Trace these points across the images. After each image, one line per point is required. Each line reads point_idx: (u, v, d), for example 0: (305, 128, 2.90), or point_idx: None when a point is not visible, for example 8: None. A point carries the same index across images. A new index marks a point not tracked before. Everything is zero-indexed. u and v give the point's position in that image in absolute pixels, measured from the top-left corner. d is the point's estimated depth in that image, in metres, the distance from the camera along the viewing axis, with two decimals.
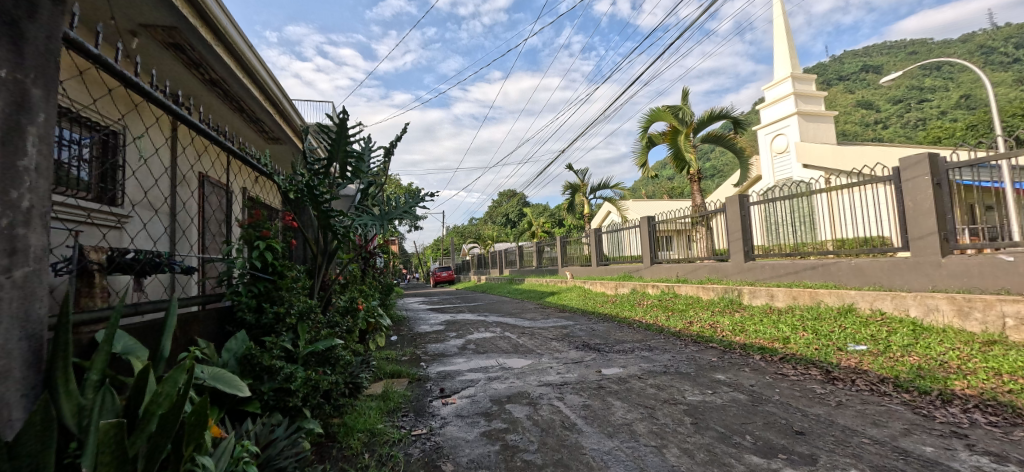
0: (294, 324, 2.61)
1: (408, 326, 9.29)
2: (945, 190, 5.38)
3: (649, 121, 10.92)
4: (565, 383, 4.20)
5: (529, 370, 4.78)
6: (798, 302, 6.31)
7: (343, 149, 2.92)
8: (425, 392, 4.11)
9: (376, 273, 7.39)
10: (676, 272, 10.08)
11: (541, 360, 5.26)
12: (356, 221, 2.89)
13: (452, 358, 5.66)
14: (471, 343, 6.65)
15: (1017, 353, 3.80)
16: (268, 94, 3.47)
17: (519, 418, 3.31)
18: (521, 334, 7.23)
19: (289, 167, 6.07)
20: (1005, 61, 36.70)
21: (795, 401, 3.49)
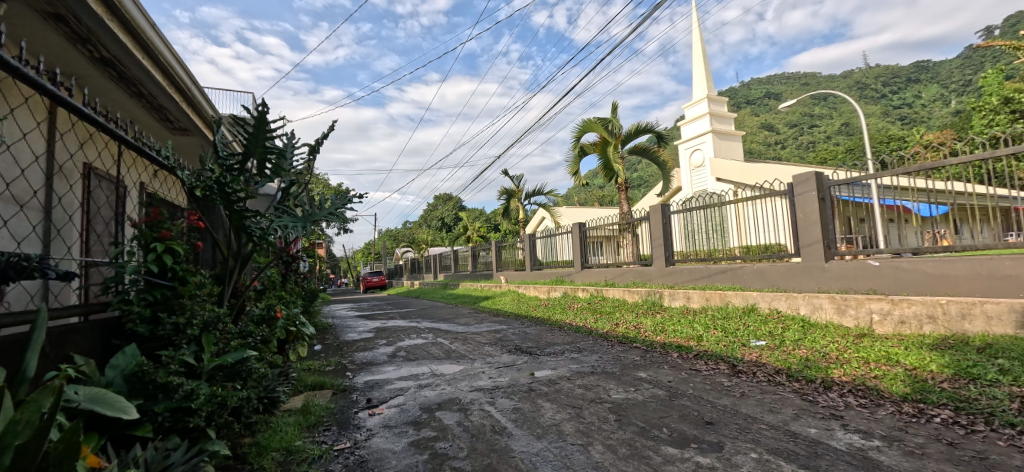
0: (197, 335, 2.38)
1: (335, 333, 8.86)
2: (828, 205, 6.15)
3: (581, 132, 11.37)
4: (497, 387, 4.25)
5: (461, 376, 4.78)
6: (710, 303, 6.86)
7: (261, 145, 2.77)
8: (350, 404, 3.97)
9: (299, 278, 6.98)
10: (604, 276, 10.55)
11: (473, 365, 5.28)
12: (274, 222, 2.73)
13: (381, 366, 5.50)
14: (401, 350, 6.51)
15: (881, 344, 4.44)
16: (173, 79, 3.17)
17: (449, 425, 3.30)
18: (454, 340, 7.20)
19: (198, 162, 5.59)
20: (878, 97, 42.66)
21: (706, 394, 3.80)
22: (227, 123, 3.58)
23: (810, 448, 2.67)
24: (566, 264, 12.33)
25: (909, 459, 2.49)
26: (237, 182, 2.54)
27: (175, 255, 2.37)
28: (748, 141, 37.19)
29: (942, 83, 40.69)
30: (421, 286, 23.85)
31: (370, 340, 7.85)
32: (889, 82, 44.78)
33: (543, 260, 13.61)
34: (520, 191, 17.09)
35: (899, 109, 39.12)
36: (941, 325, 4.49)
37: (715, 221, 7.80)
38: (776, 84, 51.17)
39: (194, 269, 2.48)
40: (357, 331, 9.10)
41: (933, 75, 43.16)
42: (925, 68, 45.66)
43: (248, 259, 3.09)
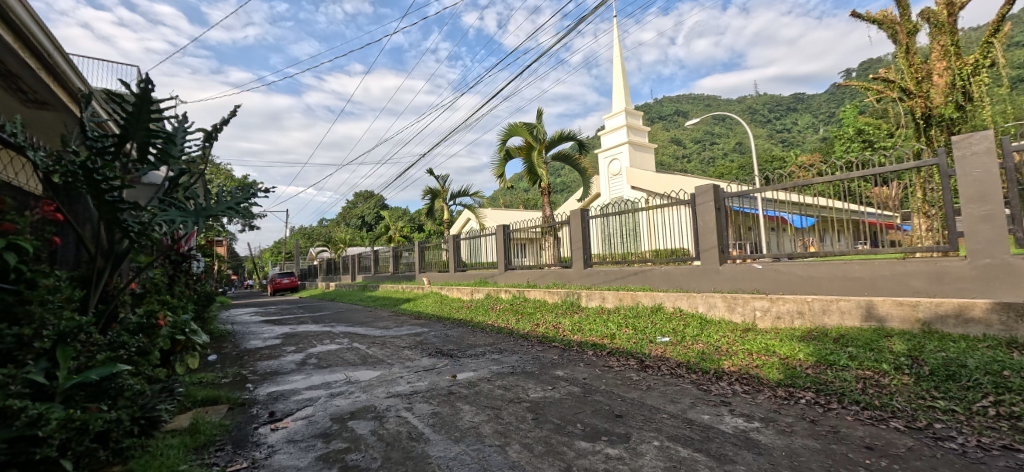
0: (49, 347, 2.03)
1: (234, 341, 8.10)
2: (723, 214, 6.86)
3: (507, 135, 11.55)
4: (414, 392, 4.18)
5: (377, 382, 4.64)
6: (622, 303, 7.30)
7: (144, 126, 2.49)
8: (249, 419, 3.68)
9: (192, 280, 6.29)
10: (526, 278, 10.81)
11: (391, 370, 5.14)
12: (157, 216, 2.49)
13: (289, 375, 5.14)
14: (312, 357, 6.15)
15: (762, 337, 5.04)
16: (31, 45, 2.76)
17: (362, 435, 3.19)
18: (372, 344, 6.94)
19: (56, 143, 4.85)
20: (767, 121, 48.28)
21: (616, 388, 4.06)
22: (99, 99, 3.22)
23: (703, 433, 2.97)
24: (489, 265, 12.42)
25: (782, 437, 2.85)
26: (109, 168, 2.26)
27: (20, 253, 2.02)
28: (660, 154, 40.12)
29: (816, 113, 47.13)
30: (338, 288, 22.62)
31: (276, 347, 7.29)
32: (775, 109, 50.96)
33: (467, 262, 13.60)
34: (445, 192, 16.90)
35: (782, 134, 44.65)
36: (808, 319, 5.20)
37: (629, 226, 8.33)
38: (685, 103, 55.90)
39: (44, 271, 2.13)
40: (261, 338, 8.40)
41: (809, 105, 49.84)
42: (803, 99, 52.56)
43: (121, 257, 2.78)
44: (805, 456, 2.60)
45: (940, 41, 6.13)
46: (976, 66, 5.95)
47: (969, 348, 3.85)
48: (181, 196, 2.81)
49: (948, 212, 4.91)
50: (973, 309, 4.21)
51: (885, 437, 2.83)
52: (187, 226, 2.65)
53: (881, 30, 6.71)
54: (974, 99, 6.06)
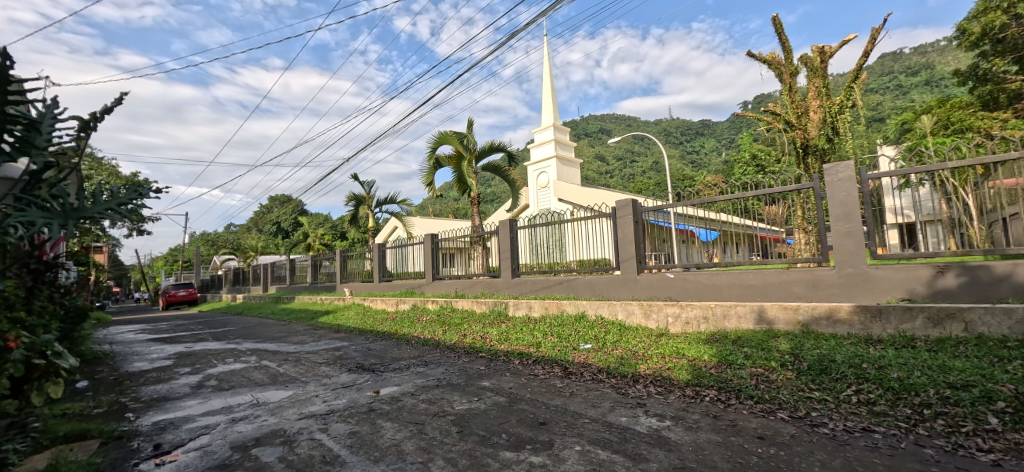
0: None
1: (113, 364, 7.11)
2: (640, 227, 7.33)
3: (436, 143, 11.48)
4: (331, 411, 3.96)
5: (289, 403, 4.33)
6: (548, 312, 7.48)
7: None
8: (128, 454, 3.25)
9: (62, 295, 5.46)
10: (454, 288, 10.71)
11: (305, 389, 4.83)
12: (20, 218, 2.16)
13: (181, 401, 4.63)
14: (210, 379, 5.59)
15: (673, 341, 5.44)
16: None
17: (268, 463, 2.96)
18: (283, 362, 6.47)
19: None
20: (680, 144, 52.55)
21: (541, 396, 4.16)
22: None
23: (621, 435, 3.13)
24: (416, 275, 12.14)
25: (689, 433, 3.10)
26: None
27: None
28: (585, 170, 41.99)
29: (720, 138, 52.16)
30: (247, 300, 20.79)
31: (167, 368, 6.52)
32: (686, 133, 55.68)
33: (393, 271, 13.19)
34: (370, 199, 16.31)
35: (692, 155, 48.82)
36: (712, 324, 5.70)
37: (555, 238, 8.62)
38: (608, 122, 59.22)
39: None
40: (148, 358, 7.47)
41: (715, 132, 55.06)
42: (710, 125, 57.93)
43: None
44: (709, 449, 2.84)
45: (815, 84, 7.17)
46: (841, 107, 7.05)
47: (837, 345, 4.45)
48: (45, 194, 2.40)
49: (821, 228, 5.79)
50: (840, 312, 4.88)
51: (773, 427, 3.18)
52: (53, 229, 2.36)
53: (771, 70, 7.64)
54: (840, 134, 7.12)
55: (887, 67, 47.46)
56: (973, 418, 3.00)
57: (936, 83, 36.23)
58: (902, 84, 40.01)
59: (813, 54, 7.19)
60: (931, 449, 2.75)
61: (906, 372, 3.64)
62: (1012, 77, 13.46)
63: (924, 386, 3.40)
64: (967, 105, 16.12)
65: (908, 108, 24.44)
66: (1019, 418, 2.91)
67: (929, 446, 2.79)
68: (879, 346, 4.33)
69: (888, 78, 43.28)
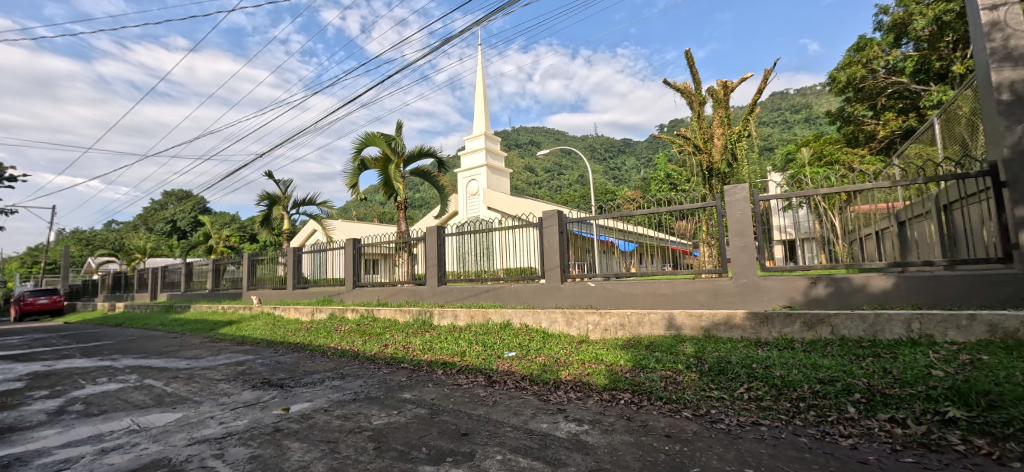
0: None
1: None
2: (565, 237, 7.58)
3: (362, 144, 11.06)
4: (228, 434, 3.61)
5: (176, 427, 3.87)
6: (474, 320, 7.44)
7: None
8: None
9: None
10: (377, 295, 10.30)
11: (198, 410, 4.37)
12: None
13: (35, 431, 3.96)
14: (77, 403, 4.84)
15: (593, 347, 5.66)
16: None
17: None
18: (172, 380, 5.79)
19: None
20: (602, 159, 55.32)
21: (464, 406, 4.12)
22: None
23: (541, 441, 3.19)
24: (335, 282, 11.49)
25: (605, 436, 3.23)
26: None
27: None
28: (514, 180, 42.64)
29: (638, 157, 55.74)
30: (131, 309, 18.37)
31: (17, 392, 5.54)
32: (609, 149, 58.82)
33: (309, 278, 12.39)
34: (285, 200, 15.25)
35: (614, 171, 51.64)
36: (628, 330, 6.02)
37: (483, 245, 8.65)
38: (536, 135, 60.89)
39: None
40: None
41: (633, 150, 58.71)
42: (630, 144, 61.73)
43: None
44: (622, 450, 2.98)
45: (719, 113, 7.91)
46: (740, 136, 7.86)
47: (733, 347, 4.91)
48: None
49: (722, 243, 6.29)
50: (735, 318, 5.39)
51: (679, 425, 3.42)
52: None
53: (683, 97, 8.34)
54: (739, 159, 7.92)
55: (777, 103, 53.88)
56: (837, 408, 3.45)
57: (815, 120, 41.79)
58: (788, 118, 45.60)
59: (718, 87, 7.96)
60: (805, 438, 3.12)
61: (786, 369, 4.10)
62: (870, 120, 15.90)
63: (800, 382, 3.85)
64: (836, 141, 18.77)
65: (793, 140, 27.92)
66: (870, 407, 3.40)
67: (804, 435, 3.17)
68: (766, 348, 4.83)
69: (778, 113, 49.15)
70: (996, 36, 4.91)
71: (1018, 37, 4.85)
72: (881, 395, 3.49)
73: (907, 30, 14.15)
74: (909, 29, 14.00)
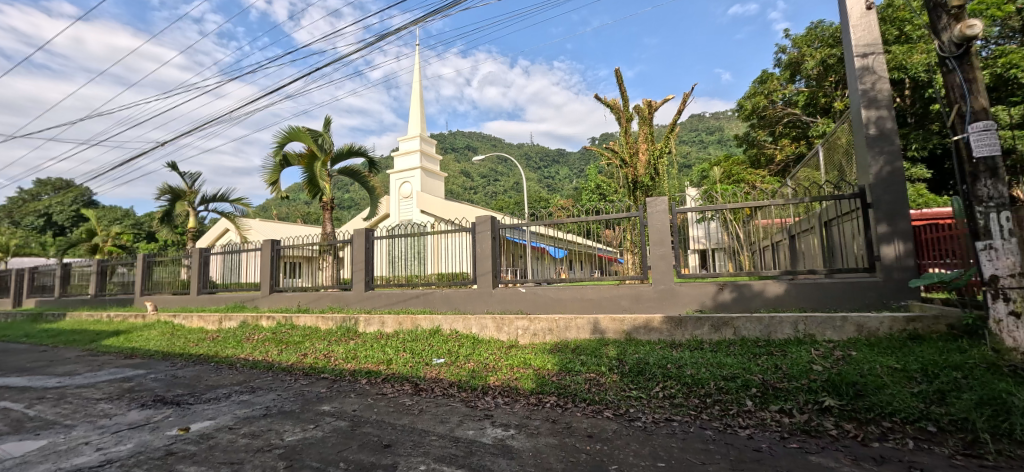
0: None
1: None
2: (498, 243, 7.63)
3: (285, 140, 10.40)
4: (107, 462, 3.18)
5: (39, 457, 3.35)
6: (402, 327, 7.22)
7: None
8: None
9: None
10: (297, 301, 9.68)
11: (70, 435, 3.82)
12: None
13: None
14: None
15: (522, 352, 5.73)
16: None
17: None
18: (39, 401, 5.02)
19: None
20: (536, 167, 56.50)
21: (387, 417, 3.98)
22: None
23: (466, 448, 3.17)
24: (250, 287, 10.64)
25: (530, 440, 3.28)
26: None
27: None
28: (447, 184, 42.22)
29: (570, 167, 57.68)
30: None
31: None
32: (543, 159, 60.23)
33: (219, 282, 11.35)
34: (192, 195, 13.90)
35: (547, 180, 52.92)
36: (556, 334, 6.17)
37: (415, 250, 8.46)
38: (472, 140, 60.87)
39: None
40: None
41: (566, 160, 60.64)
42: (563, 154, 63.72)
43: None
44: (547, 452, 3.05)
45: (644, 130, 8.40)
46: (662, 152, 8.41)
47: (651, 349, 5.21)
48: None
49: (644, 251, 6.66)
50: (653, 321, 5.73)
51: (600, 425, 3.56)
52: None
53: (612, 113, 8.77)
54: (661, 174, 8.47)
55: (695, 124, 58.36)
56: (737, 402, 3.79)
57: (726, 142, 45.82)
58: (704, 139, 49.59)
59: (643, 105, 8.46)
60: (710, 430, 3.39)
61: (696, 368, 4.42)
62: (771, 145, 17.73)
63: (707, 379, 4.17)
64: (743, 162, 20.68)
65: (707, 159, 30.42)
66: (764, 399, 3.77)
67: (709, 428, 3.44)
68: (680, 349, 5.18)
69: (696, 133, 53.25)
70: (867, 79, 5.70)
71: (883, 81, 5.65)
72: (773, 389, 3.87)
73: (799, 69, 16.00)
74: (802, 68, 15.84)
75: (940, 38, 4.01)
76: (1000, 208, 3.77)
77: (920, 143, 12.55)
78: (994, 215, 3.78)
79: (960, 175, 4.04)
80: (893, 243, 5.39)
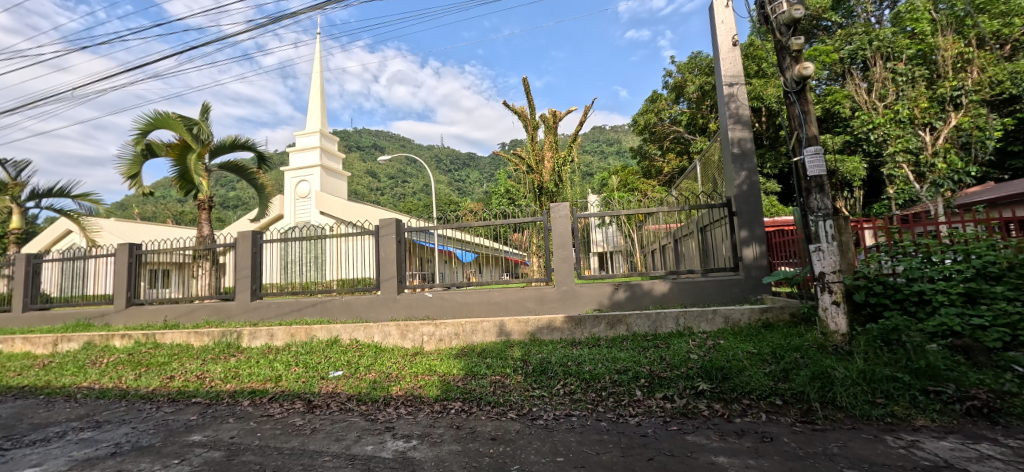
0: None
1: None
2: (404, 246, 7.41)
3: (151, 127, 9.09)
4: None
5: None
6: (294, 339, 6.68)
7: None
8: None
9: None
10: (162, 316, 8.45)
11: None
12: None
13: None
14: None
15: (427, 359, 5.61)
16: None
17: None
18: None
19: None
20: (446, 170, 55.96)
21: (273, 440, 3.65)
22: None
23: (364, 466, 3.01)
24: (99, 300, 9.05)
25: (433, 448, 3.23)
26: None
27: None
28: (350, 185, 40.03)
29: (480, 171, 58.06)
30: None
31: None
32: (453, 162, 59.86)
33: (56, 296, 9.47)
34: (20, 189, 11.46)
35: (457, 183, 52.69)
36: (462, 339, 6.14)
37: (312, 255, 7.88)
38: (378, 139, 58.52)
39: None
40: None
41: (475, 165, 60.97)
42: (473, 158, 63.93)
43: None
44: (449, 460, 3.02)
45: (549, 138, 8.75)
46: (565, 160, 8.83)
47: (553, 349, 5.42)
48: None
49: (548, 254, 6.91)
50: (555, 321, 5.97)
51: (503, 426, 3.61)
52: None
53: (519, 120, 9.00)
54: (563, 181, 8.88)
55: (597, 135, 62.19)
56: (628, 392, 4.10)
57: (623, 153, 49.56)
58: (605, 150, 53.01)
59: (548, 115, 8.81)
60: (605, 421, 3.62)
61: (594, 364, 4.69)
62: (660, 157, 19.51)
63: (603, 373, 4.44)
64: (638, 173, 22.47)
65: (607, 169, 32.54)
66: (651, 388, 4.12)
67: (604, 419, 3.67)
68: (580, 347, 5.47)
69: (597, 144, 56.71)
70: (733, 105, 6.54)
71: (744, 108, 6.53)
72: (659, 378, 4.25)
73: (682, 92, 17.82)
74: (684, 91, 17.68)
75: (785, 74, 4.73)
76: (826, 217, 4.52)
77: (773, 163, 14.70)
78: (822, 223, 4.53)
79: (798, 190, 4.79)
80: (751, 246, 6.26)
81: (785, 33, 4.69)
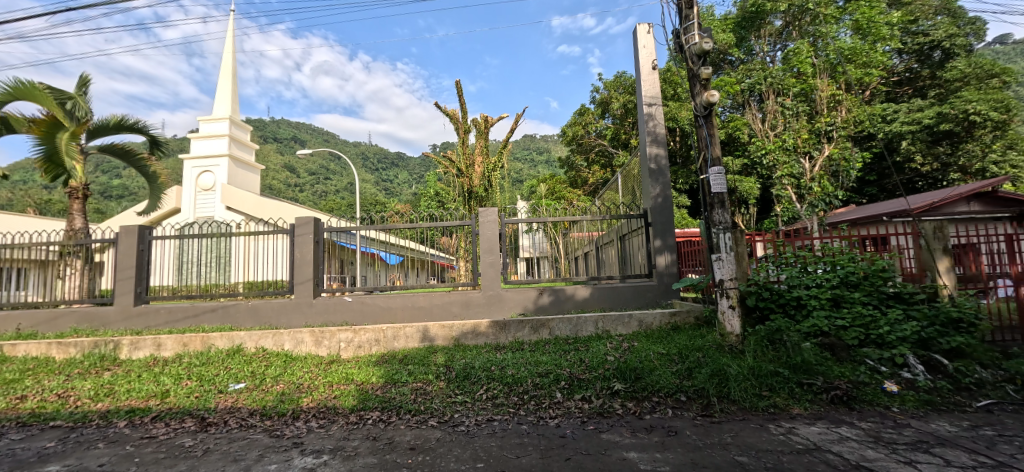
0: None
1: None
2: (322, 247, 6.99)
3: (11, 97, 7.76)
4: None
5: None
6: (187, 349, 6.01)
7: None
8: None
9: None
10: (15, 324, 7.20)
11: None
12: None
13: None
14: None
15: (343, 367, 5.32)
16: None
17: None
18: None
19: None
20: (372, 169, 53.92)
21: (155, 466, 3.24)
22: None
23: None
24: None
25: (345, 463, 3.06)
26: None
27: None
28: (265, 179, 37.10)
29: (408, 172, 56.66)
30: None
31: None
32: (380, 160, 57.85)
33: None
34: None
35: (384, 183, 50.95)
36: (383, 345, 5.91)
37: (215, 253, 7.17)
38: (299, 132, 54.97)
39: None
40: None
41: (404, 165, 59.48)
42: (401, 157, 62.21)
43: None
44: None
45: (480, 143, 8.75)
46: (495, 166, 8.87)
47: (477, 353, 5.39)
48: None
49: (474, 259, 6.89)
50: (479, 326, 5.95)
51: (423, 435, 3.52)
52: None
53: (451, 122, 8.92)
54: (492, 186, 8.92)
55: (527, 143, 63.45)
56: (548, 395, 4.18)
57: (551, 163, 51.14)
58: (535, 158, 54.33)
59: (480, 120, 8.82)
60: (525, 424, 3.67)
61: (516, 368, 4.73)
62: (585, 168, 20.33)
63: (525, 377, 4.50)
64: (564, 182, 23.22)
65: (536, 177, 33.27)
66: (571, 389, 4.25)
67: (525, 423, 3.72)
68: (503, 351, 5.50)
69: (527, 152, 57.86)
70: (651, 123, 6.99)
71: (660, 127, 7.00)
72: (578, 380, 4.39)
73: (608, 108, 18.75)
74: (609, 107, 18.66)
75: (695, 98, 5.15)
76: (725, 230, 4.97)
77: (684, 179, 15.93)
78: (722, 235, 4.96)
79: (703, 204, 5.21)
80: (664, 255, 6.71)
81: (696, 62, 5.11)
